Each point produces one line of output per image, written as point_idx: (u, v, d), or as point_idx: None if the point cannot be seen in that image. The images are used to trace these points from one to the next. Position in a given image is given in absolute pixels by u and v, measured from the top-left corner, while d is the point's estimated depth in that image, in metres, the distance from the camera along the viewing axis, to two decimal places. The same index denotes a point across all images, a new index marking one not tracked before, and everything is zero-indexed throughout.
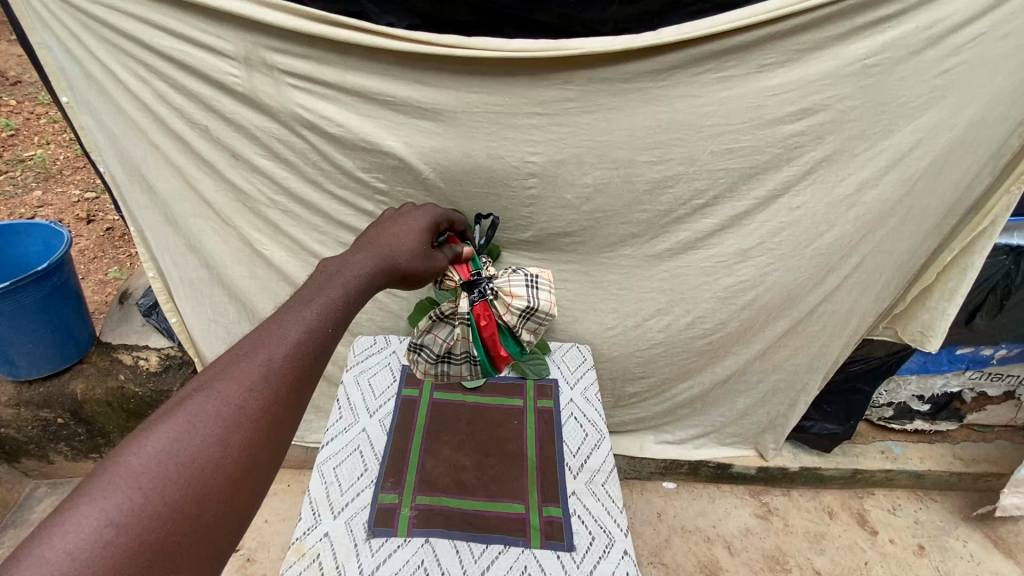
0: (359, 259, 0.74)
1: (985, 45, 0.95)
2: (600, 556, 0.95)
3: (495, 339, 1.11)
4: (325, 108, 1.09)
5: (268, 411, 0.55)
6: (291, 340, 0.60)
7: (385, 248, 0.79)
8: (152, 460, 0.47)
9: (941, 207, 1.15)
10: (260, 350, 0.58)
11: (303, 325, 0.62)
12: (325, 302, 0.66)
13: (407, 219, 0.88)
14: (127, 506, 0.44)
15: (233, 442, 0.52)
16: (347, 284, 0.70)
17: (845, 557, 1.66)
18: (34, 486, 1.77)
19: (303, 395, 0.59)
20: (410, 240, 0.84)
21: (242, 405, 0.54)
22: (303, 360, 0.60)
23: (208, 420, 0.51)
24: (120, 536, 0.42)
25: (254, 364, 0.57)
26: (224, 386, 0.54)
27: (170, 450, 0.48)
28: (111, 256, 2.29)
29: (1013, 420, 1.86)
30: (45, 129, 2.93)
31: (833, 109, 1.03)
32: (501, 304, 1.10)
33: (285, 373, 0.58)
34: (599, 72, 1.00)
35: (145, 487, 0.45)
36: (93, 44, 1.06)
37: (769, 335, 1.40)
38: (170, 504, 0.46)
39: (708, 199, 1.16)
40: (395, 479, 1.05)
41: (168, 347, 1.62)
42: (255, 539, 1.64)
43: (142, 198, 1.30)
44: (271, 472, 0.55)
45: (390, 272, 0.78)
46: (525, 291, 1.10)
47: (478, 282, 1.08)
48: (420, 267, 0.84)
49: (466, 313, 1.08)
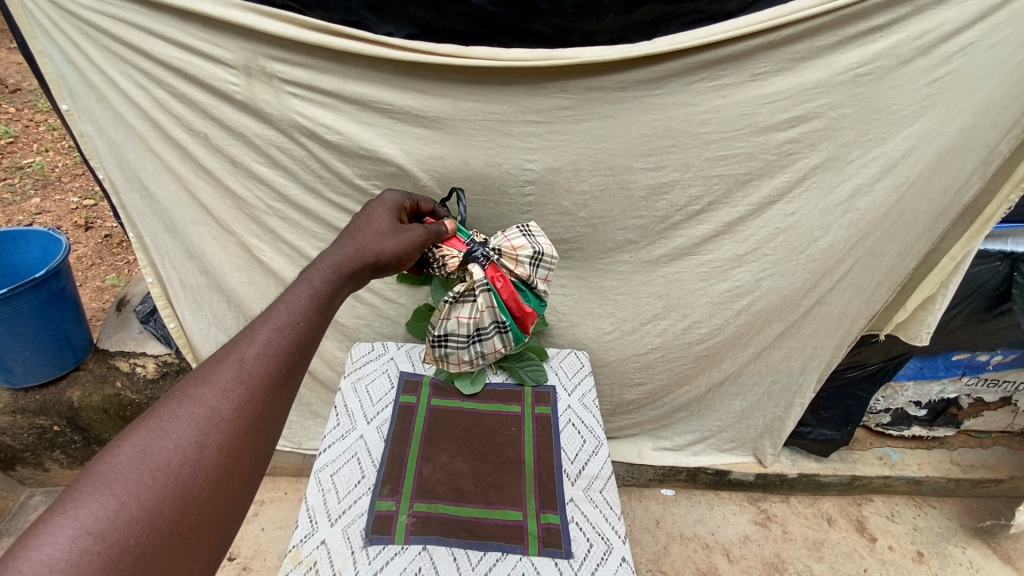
0: (329, 259, 0.75)
1: (975, 54, 0.96)
2: (598, 563, 0.95)
3: (515, 298, 1.10)
4: (323, 116, 1.10)
5: (245, 410, 0.55)
6: (262, 339, 0.60)
7: (355, 244, 0.80)
8: (126, 467, 0.48)
9: (934, 213, 1.16)
10: (232, 352, 0.59)
11: (273, 323, 0.62)
12: (296, 300, 0.66)
13: (378, 216, 0.89)
14: (102, 514, 0.44)
15: (210, 444, 0.52)
16: (316, 280, 0.70)
17: (843, 564, 1.65)
18: (29, 494, 1.76)
19: (282, 392, 0.59)
20: (381, 235, 0.85)
21: (215, 407, 0.54)
22: (277, 357, 0.60)
23: (182, 424, 0.52)
24: (97, 544, 0.43)
25: (227, 366, 0.57)
26: (198, 390, 0.55)
27: (144, 457, 0.49)
28: (109, 263, 2.29)
29: (1010, 426, 1.86)
30: (44, 136, 2.93)
31: (826, 117, 1.04)
32: (511, 261, 1.09)
33: (259, 372, 0.58)
34: (594, 80, 1.02)
35: (121, 494, 0.46)
36: (95, 53, 1.07)
37: (765, 339, 1.40)
38: (147, 509, 0.46)
39: (704, 205, 1.17)
40: (392, 486, 1.05)
41: (166, 354, 1.61)
42: (251, 548, 1.63)
43: (142, 205, 1.30)
44: (258, 473, 0.56)
45: (362, 268, 0.78)
46: (525, 240, 1.10)
47: (476, 247, 1.09)
48: (394, 260, 0.85)
49: (484, 279, 1.07)
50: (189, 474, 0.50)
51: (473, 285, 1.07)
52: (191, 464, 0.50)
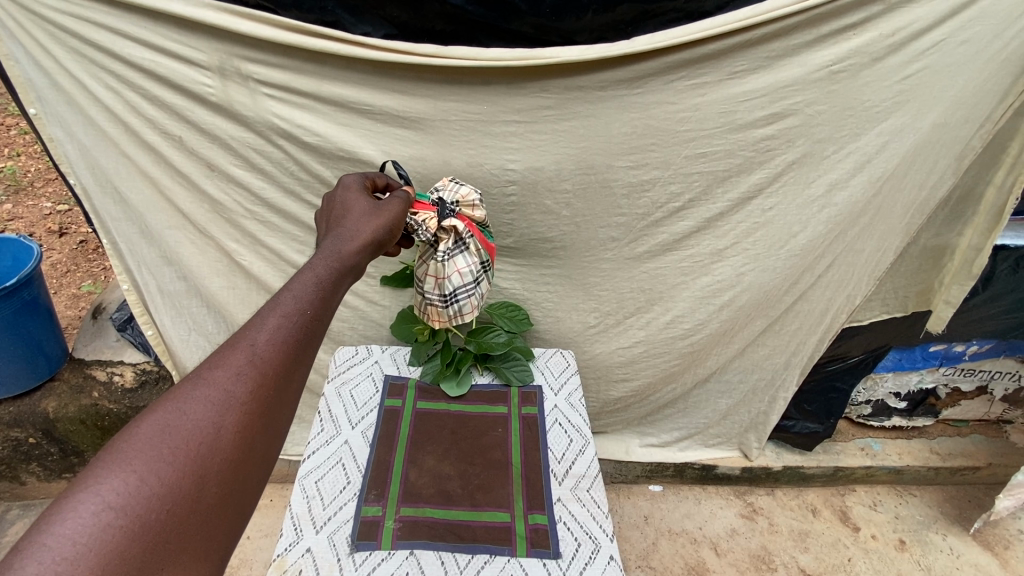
0: (336, 244, 0.74)
1: (946, 51, 0.98)
2: (586, 562, 0.96)
3: (484, 238, 1.11)
4: (302, 118, 1.08)
5: (259, 393, 0.55)
6: (275, 322, 0.60)
7: (353, 232, 0.79)
8: (145, 445, 0.49)
9: (910, 206, 1.18)
10: (244, 335, 0.58)
11: (285, 306, 0.61)
12: (306, 285, 0.65)
13: (369, 203, 0.87)
14: (122, 491, 0.46)
15: (225, 426, 0.53)
16: (324, 263, 0.70)
17: (828, 554, 1.68)
18: (6, 507, 1.69)
19: (295, 375, 0.59)
20: (383, 218, 0.84)
21: (231, 389, 0.54)
22: (289, 340, 0.59)
23: (199, 406, 0.53)
24: (119, 519, 0.45)
25: (240, 349, 0.57)
26: (213, 372, 0.55)
27: (163, 436, 0.50)
28: (85, 269, 2.24)
29: (987, 413, 1.90)
30: (16, 141, 2.84)
31: (802, 114, 1.06)
32: (467, 204, 1.06)
33: (271, 355, 0.58)
34: (574, 80, 1.02)
35: (140, 471, 0.47)
36: (63, 55, 1.04)
37: (747, 335, 1.41)
38: (166, 486, 0.48)
39: (684, 202, 1.18)
40: (378, 491, 1.04)
41: (144, 362, 1.58)
42: (236, 556, 1.61)
43: (115, 210, 1.27)
44: (274, 453, 0.56)
45: (366, 252, 0.77)
46: (469, 187, 1.08)
47: (440, 208, 1.04)
48: (388, 240, 0.84)
49: (467, 237, 1.07)
50: (206, 454, 0.51)
51: (459, 235, 1.05)
52: (208, 444, 0.51)
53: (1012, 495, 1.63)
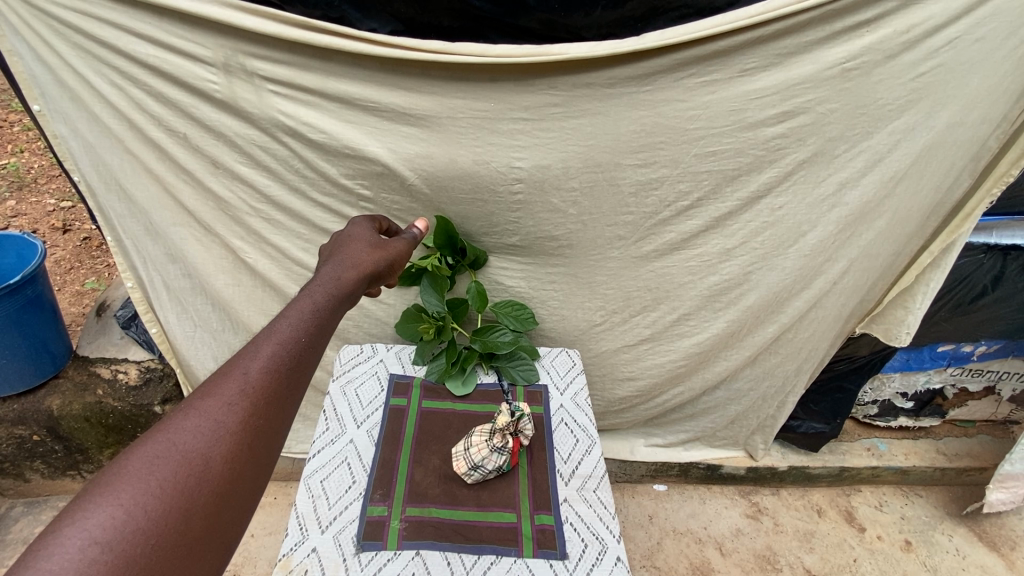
0: (329, 276, 0.81)
1: (961, 48, 0.97)
2: (593, 563, 0.95)
3: None
4: (307, 115, 1.07)
5: (249, 422, 0.58)
6: (266, 353, 0.64)
7: (343, 266, 0.84)
8: (134, 478, 0.50)
9: (923, 209, 1.17)
10: (236, 367, 0.62)
11: (277, 338, 0.66)
12: (297, 317, 0.70)
13: (365, 240, 0.93)
14: (110, 524, 0.46)
15: (215, 455, 0.54)
16: (317, 296, 0.76)
17: (834, 555, 1.67)
18: (10, 505, 1.69)
19: (284, 405, 0.62)
20: (371, 252, 0.91)
21: (221, 419, 0.56)
22: (278, 370, 0.63)
23: (189, 437, 0.54)
24: (104, 553, 0.45)
25: (233, 379, 0.60)
26: (205, 403, 0.57)
27: (152, 468, 0.51)
28: (89, 266, 2.24)
29: (993, 414, 1.88)
30: (19, 137, 2.83)
31: (814, 112, 1.04)
32: (519, 422, 1.09)
33: (262, 384, 0.61)
34: (583, 77, 1.01)
35: (128, 504, 0.48)
36: (67, 52, 1.04)
37: (756, 336, 1.39)
38: (153, 520, 0.48)
39: (692, 201, 1.17)
40: (383, 490, 1.04)
41: (148, 360, 1.58)
42: (240, 554, 1.60)
43: (120, 208, 1.26)
44: (260, 485, 0.58)
45: (358, 281, 0.84)
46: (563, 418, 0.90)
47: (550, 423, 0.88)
48: (381, 272, 0.91)
49: (506, 463, 1.06)
50: (195, 484, 0.52)
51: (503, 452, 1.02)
52: (196, 475, 0.52)
53: (1002, 487, 1.64)
